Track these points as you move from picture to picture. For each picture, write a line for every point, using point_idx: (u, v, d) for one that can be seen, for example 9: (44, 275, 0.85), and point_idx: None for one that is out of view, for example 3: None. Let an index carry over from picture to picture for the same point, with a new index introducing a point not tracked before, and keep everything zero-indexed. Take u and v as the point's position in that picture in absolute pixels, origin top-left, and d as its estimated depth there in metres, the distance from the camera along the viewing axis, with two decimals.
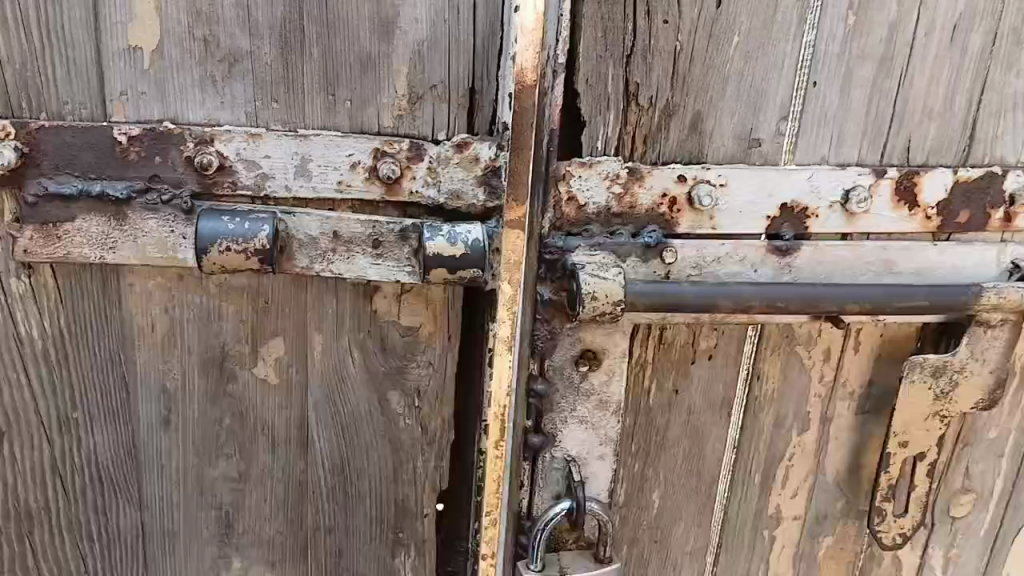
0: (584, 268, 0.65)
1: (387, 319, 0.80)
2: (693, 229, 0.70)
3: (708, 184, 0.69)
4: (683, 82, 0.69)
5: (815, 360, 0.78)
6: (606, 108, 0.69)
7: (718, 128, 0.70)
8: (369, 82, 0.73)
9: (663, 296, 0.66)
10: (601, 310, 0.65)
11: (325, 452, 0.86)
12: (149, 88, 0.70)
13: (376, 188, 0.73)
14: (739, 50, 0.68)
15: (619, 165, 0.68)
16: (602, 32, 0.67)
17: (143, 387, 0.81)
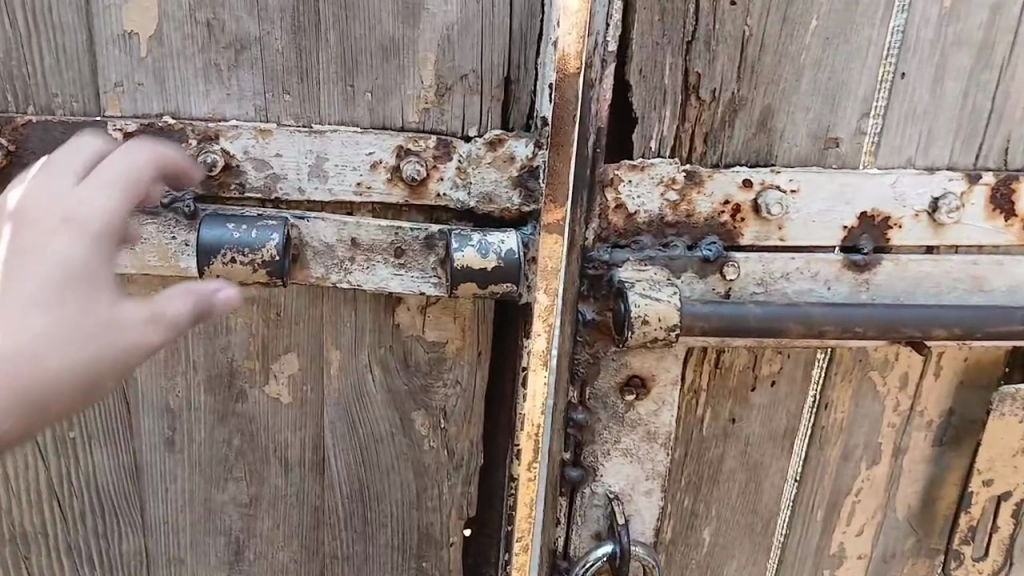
0: (634, 289, 0.60)
1: (411, 334, 0.73)
2: (759, 240, 0.64)
3: (778, 190, 0.63)
4: (749, 73, 0.62)
5: (889, 387, 0.69)
6: (663, 103, 0.63)
7: (789, 125, 0.64)
8: (393, 71, 0.65)
9: (722, 318, 0.60)
10: (652, 335, 0.59)
11: (342, 475, 0.79)
12: (147, 79, 0.63)
13: (399, 190, 0.66)
14: (816, 37, 0.61)
15: (674, 168, 0.63)
16: (659, 14, 0.61)
17: (145, 405, 0.74)
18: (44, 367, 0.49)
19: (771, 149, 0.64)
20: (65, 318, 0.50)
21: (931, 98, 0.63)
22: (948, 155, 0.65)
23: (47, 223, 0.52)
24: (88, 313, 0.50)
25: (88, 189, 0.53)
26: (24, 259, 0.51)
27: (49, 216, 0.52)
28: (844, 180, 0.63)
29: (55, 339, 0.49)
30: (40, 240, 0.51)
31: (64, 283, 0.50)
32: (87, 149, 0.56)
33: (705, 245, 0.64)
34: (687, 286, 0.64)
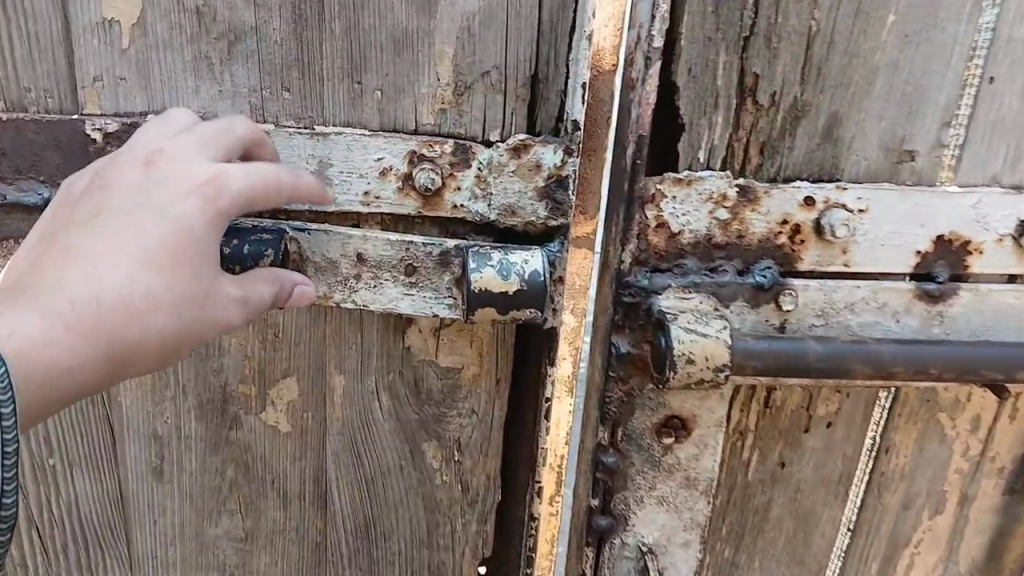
0: (678, 321, 0.55)
1: (422, 359, 0.66)
2: (821, 264, 0.58)
3: (844, 210, 0.57)
4: (815, 75, 0.56)
5: (958, 425, 0.62)
6: (714, 108, 0.56)
7: (859, 135, 0.57)
8: (405, 66, 0.57)
9: (776, 355, 0.54)
10: (698, 375, 0.54)
11: (346, 510, 0.72)
12: (130, 73, 0.56)
13: (410, 201, 0.58)
14: (893, 34, 0.55)
15: (725, 183, 0.57)
16: (713, 5, 0.54)
17: (131, 431, 0.67)
18: (125, 327, 0.48)
19: (836, 161, 0.58)
20: (181, 286, 0.49)
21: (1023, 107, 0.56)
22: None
23: (195, 178, 0.50)
24: (193, 288, 0.49)
25: (233, 167, 0.50)
26: (143, 213, 0.49)
27: (187, 173, 0.50)
28: (913, 200, 0.57)
29: (162, 303, 0.48)
30: (163, 198, 0.49)
31: (177, 248, 0.48)
32: (237, 144, 0.52)
33: (759, 270, 0.58)
34: (736, 317, 0.58)
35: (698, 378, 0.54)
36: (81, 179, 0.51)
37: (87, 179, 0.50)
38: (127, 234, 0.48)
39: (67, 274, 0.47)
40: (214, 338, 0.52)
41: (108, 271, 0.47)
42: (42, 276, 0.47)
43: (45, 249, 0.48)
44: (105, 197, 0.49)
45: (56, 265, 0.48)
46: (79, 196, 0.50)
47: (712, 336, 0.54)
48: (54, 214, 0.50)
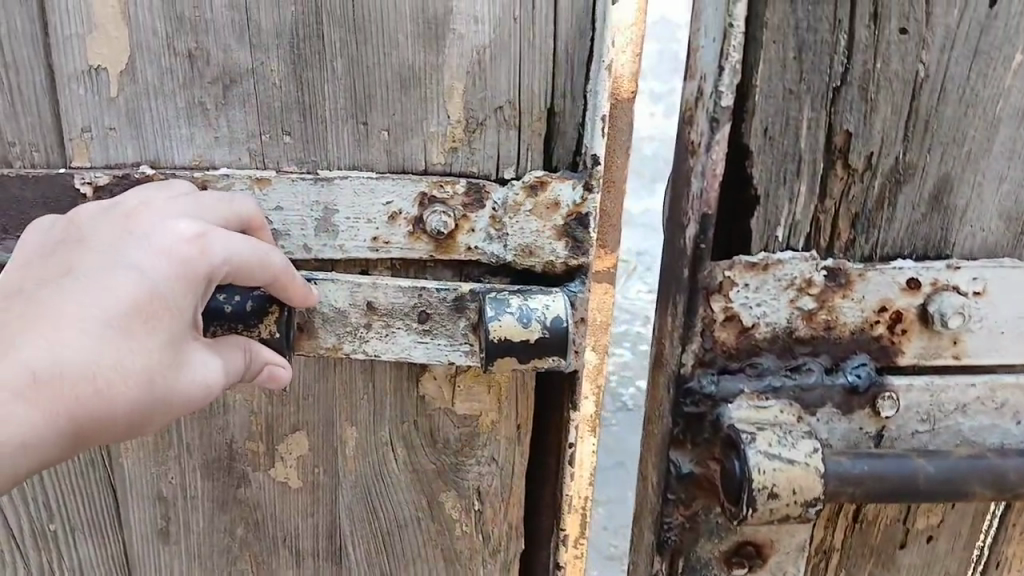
0: (756, 446, 0.56)
1: (438, 407, 0.63)
2: (926, 356, 0.61)
3: (952, 294, 0.59)
4: (924, 130, 0.58)
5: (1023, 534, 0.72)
6: (796, 174, 0.59)
7: (974, 198, 0.61)
8: (412, 104, 0.54)
9: (875, 481, 0.57)
10: (789, 503, 0.56)
11: (362, 565, 0.68)
12: (119, 122, 0.52)
13: (422, 245, 0.55)
14: (1016, 78, 0.58)
15: (807, 267, 0.59)
16: (795, 52, 0.56)
17: (133, 492, 0.64)
18: (89, 393, 0.44)
19: (946, 233, 0.61)
20: (149, 357, 0.45)
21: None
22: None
23: (175, 239, 0.46)
24: (165, 355, 0.46)
25: (219, 232, 0.47)
26: (117, 271, 0.45)
27: (169, 231, 0.46)
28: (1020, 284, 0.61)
29: (132, 376, 0.45)
30: (140, 257, 0.46)
31: (147, 314, 0.45)
32: (234, 215, 0.49)
33: (852, 368, 0.61)
34: (824, 423, 0.61)
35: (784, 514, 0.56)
36: (59, 224, 0.48)
37: (64, 227, 0.47)
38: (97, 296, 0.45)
39: (28, 336, 0.44)
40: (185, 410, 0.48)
41: (72, 335, 0.44)
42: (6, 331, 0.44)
43: (14, 302, 0.45)
44: (79, 251, 0.46)
45: (23, 322, 0.44)
46: (54, 245, 0.47)
47: (803, 468, 0.56)
48: (28, 258, 0.47)
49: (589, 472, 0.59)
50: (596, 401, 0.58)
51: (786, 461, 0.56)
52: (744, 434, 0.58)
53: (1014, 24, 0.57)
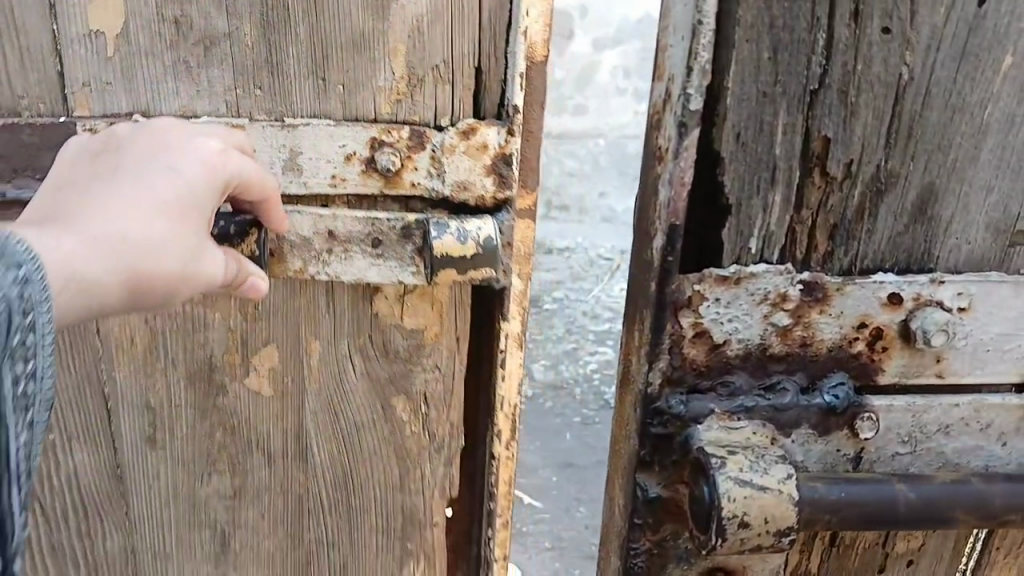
0: (731, 472, 0.72)
1: (390, 323, 0.74)
2: (898, 363, 0.78)
3: (930, 314, 0.75)
4: (902, 137, 0.74)
5: (997, 557, 0.93)
6: (772, 182, 0.75)
7: (955, 200, 0.77)
8: (363, 63, 0.65)
9: (847, 504, 0.73)
10: (765, 533, 0.72)
11: (324, 463, 0.79)
12: (116, 79, 0.63)
13: (373, 182, 0.66)
14: (1003, 82, 0.74)
15: (779, 282, 0.75)
16: (770, 53, 0.71)
17: (125, 403, 0.74)
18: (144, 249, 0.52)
19: (925, 246, 0.78)
20: (190, 230, 0.55)
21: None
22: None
23: (203, 146, 0.57)
24: (198, 233, 0.55)
25: (233, 150, 0.59)
26: (160, 162, 0.55)
27: (198, 141, 0.57)
28: (998, 299, 0.77)
29: (180, 240, 0.54)
30: (177, 155, 0.56)
31: (187, 196, 0.55)
32: (237, 142, 0.61)
33: (830, 387, 0.78)
34: (800, 440, 0.79)
35: (755, 542, 0.72)
36: (94, 139, 0.57)
37: (102, 140, 0.57)
38: (147, 178, 0.54)
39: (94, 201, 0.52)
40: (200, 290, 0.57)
41: (132, 201, 0.53)
42: (72, 202, 0.52)
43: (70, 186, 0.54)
44: (121, 152, 0.56)
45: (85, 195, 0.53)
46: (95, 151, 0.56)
47: (773, 495, 0.71)
48: (74, 161, 0.56)
49: (517, 379, 0.73)
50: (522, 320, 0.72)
51: (759, 489, 0.72)
52: (714, 459, 0.74)
53: (1003, 26, 0.72)
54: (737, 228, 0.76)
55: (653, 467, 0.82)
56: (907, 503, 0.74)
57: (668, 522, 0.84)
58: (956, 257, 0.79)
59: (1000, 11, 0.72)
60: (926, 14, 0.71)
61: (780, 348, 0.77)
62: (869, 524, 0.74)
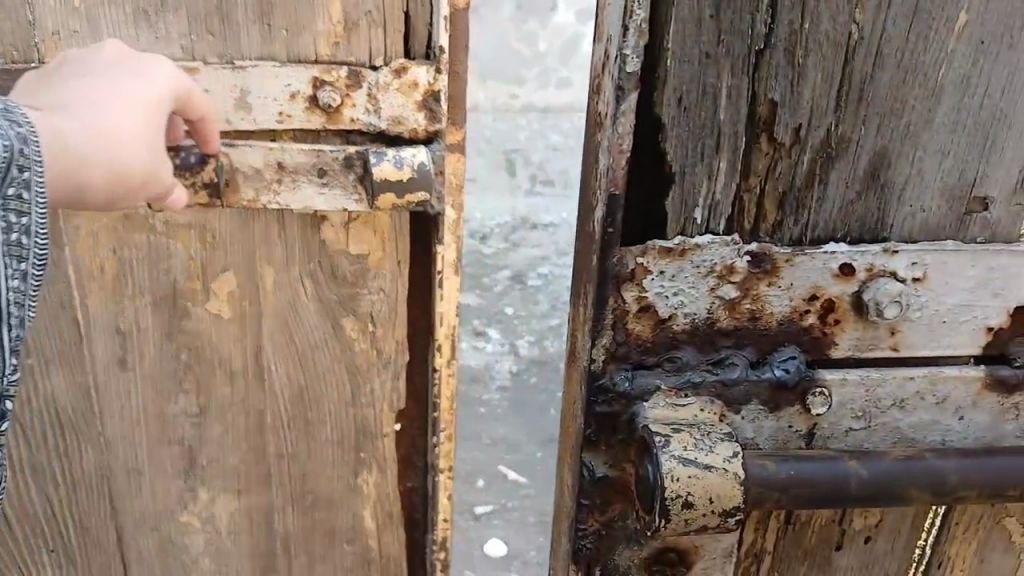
0: (676, 452, 0.81)
1: (337, 249, 0.82)
2: (849, 336, 0.88)
3: (879, 286, 0.85)
4: (850, 102, 0.83)
5: (956, 533, 1.05)
6: (715, 150, 0.84)
7: (901, 165, 0.86)
8: (304, 9, 0.73)
9: (782, 481, 0.82)
10: (707, 510, 0.80)
11: (282, 381, 0.87)
12: (81, 27, 0.71)
13: (316, 118, 0.74)
14: (955, 41, 0.81)
15: (727, 255, 0.84)
16: (711, 15, 0.78)
17: (97, 328, 0.82)
18: (109, 146, 0.62)
19: (878, 213, 0.88)
20: (148, 134, 0.64)
21: (997, 136, 0.86)
22: (1003, 189, 0.88)
23: (159, 64, 0.66)
24: (157, 136, 0.65)
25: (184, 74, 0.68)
26: (121, 75, 0.64)
27: (155, 59, 0.66)
28: (950, 269, 0.86)
29: (137, 140, 0.63)
30: (135, 70, 0.65)
31: (148, 104, 0.64)
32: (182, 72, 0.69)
33: (780, 361, 0.88)
34: (747, 417, 0.90)
35: (701, 523, 0.80)
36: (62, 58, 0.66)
37: (70, 57, 0.66)
38: (110, 86, 0.63)
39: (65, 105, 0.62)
40: (158, 191, 0.66)
41: (97, 105, 0.62)
42: (48, 104, 0.62)
43: (45, 93, 0.63)
44: (85, 65, 0.65)
45: (58, 100, 0.62)
46: (64, 66, 0.66)
47: (718, 476, 0.80)
48: (47, 75, 0.65)
49: (455, 304, 0.81)
50: (457, 247, 0.79)
51: (702, 469, 0.80)
52: (660, 440, 0.82)
53: None
54: (682, 198, 0.85)
55: (601, 447, 0.92)
56: (859, 480, 0.83)
57: (614, 503, 0.95)
58: (908, 223, 0.88)
59: None
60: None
61: (729, 321, 0.87)
62: (819, 498, 0.83)
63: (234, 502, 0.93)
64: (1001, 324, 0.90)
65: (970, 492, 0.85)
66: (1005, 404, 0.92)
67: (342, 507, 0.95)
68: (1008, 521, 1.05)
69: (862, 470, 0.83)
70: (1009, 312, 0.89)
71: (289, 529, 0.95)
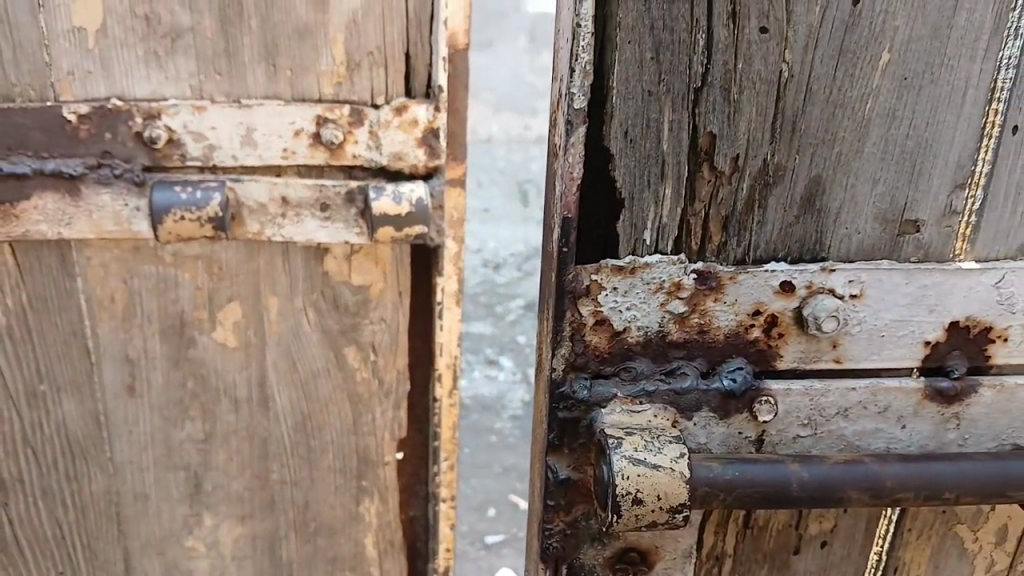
0: (625, 451, 0.81)
1: (339, 280, 0.84)
2: (796, 347, 0.88)
3: (822, 300, 0.86)
4: (781, 135, 0.84)
5: (910, 538, 1.06)
6: (660, 177, 0.84)
7: (834, 194, 0.87)
8: (308, 50, 0.76)
9: (728, 481, 0.82)
10: (651, 508, 0.80)
11: (285, 409, 0.89)
12: (95, 67, 0.74)
13: (319, 154, 0.77)
14: (879, 77, 0.83)
15: (674, 270, 0.85)
16: (647, 52, 0.80)
17: (107, 355, 0.85)
18: None
19: (818, 238, 0.88)
20: None
21: (924, 165, 0.86)
22: (934, 212, 0.88)
23: None
24: None
25: None
26: None
27: None
28: (887, 285, 0.87)
29: None
30: None
31: None
32: None
33: (728, 371, 0.88)
34: (698, 425, 0.89)
35: (649, 520, 0.80)
36: None
37: None
38: None
39: None
40: None
41: None
42: None
43: None
44: None
45: None
46: None
47: (666, 475, 0.80)
48: None
49: (456, 334, 0.84)
50: (457, 278, 0.82)
51: (651, 467, 0.80)
52: (612, 441, 0.83)
53: (876, 29, 0.81)
54: (630, 222, 0.86)
55: (563, 449, 0.90)
56: (801, 482, 0.83)
57: (578, 504, 0.92)
58: (847, 246, 0.88)
59: (875, 8, 0.80)
60: (801, 13, 0.80)
61: (678, 334, 0.87)
62: (764, 500, 0.83)
63: (238, 528, 0.94)
64: (938, 338, 0.89)
65: (908, 496, 0.85)
66: (945, 414, 0.91)
67: (343, 534, 0.96)
68: (960, 527, 1.05)
69: (803, 472, 0.83)
70: (945, 325, 0.88)
71: (292, 555, 0.97)
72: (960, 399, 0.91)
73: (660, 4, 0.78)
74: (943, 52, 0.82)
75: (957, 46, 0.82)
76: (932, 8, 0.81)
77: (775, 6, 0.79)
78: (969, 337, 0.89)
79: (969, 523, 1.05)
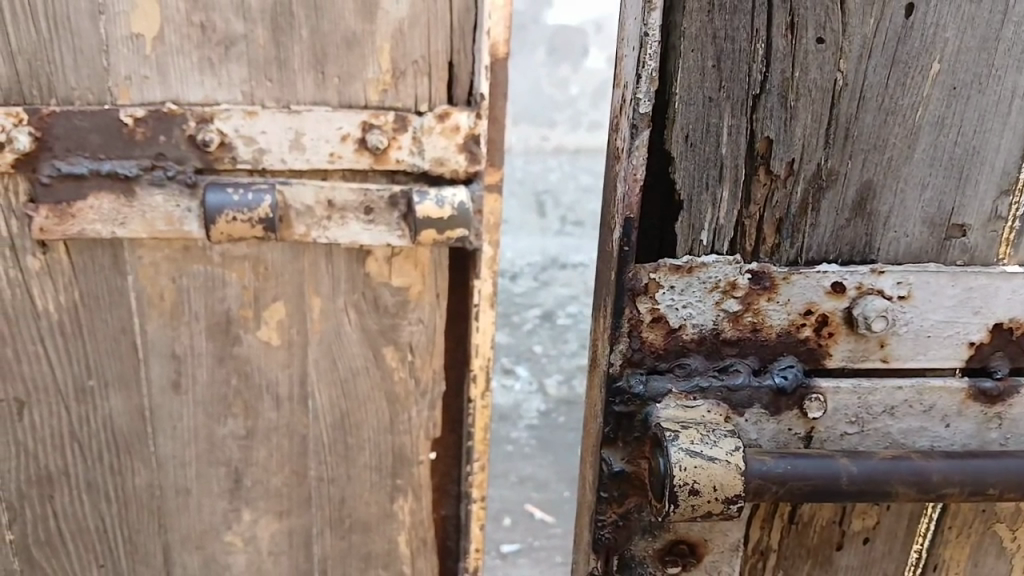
0: (681, 443, 0.84)
1: (380, 282, 0.86)
2: (848, 346, 0.90)
3: (871, 300, 0.88)
4: (835, 140, 0.88)
5: (950, 536, 1.06)
6: (720, 181, 0.88)
7: (885, 196, 0.90)
8: (356, 59, 0.78)
9: (780, 474, 0.84)
10: (706, 499, 0.83)
11: (325, 409, 0.92)
12: (152, 72, 0.77)
13: (364, 158, 0.79)
14: (929, 87, 0.86)
15: (730, 270, 0.88)
16: (710, 60, 0.84)
17: (154, 352, 0.87)
18: None
19: (870, 240, 0.91)
20: None
21: (971, 171, 0.90)
22: (979, 217, 0.91)
23: None
24: None
25: None
26: None
27: None
28: (933, 287, 0.89)
29: None
30: None
31: None
32: None
33: (780, 368, 0.90)
34: (752, 423, 0.91)
35: (706, 510, 0.83)
36: None
37: None
38: None
39: None
40: None
41: None
42: None
43: None
44: None
45: None
46: None
47: (722, 467, 0.83)
48: None
49: (490, 336, 0.86)
50: (492, 282, 0.85)
51: (708, 460, 0.83)
52: (669, 434, 0.85)
53: (927, 40, 0.85)
54: (689, 221, 0.89)
55: (617, 443, 0.93)
56: (849, 476, 0.85)
57: (631, 495, 0.95)
58: (895, 248, 0.92)
59: (926, 21, 0.84)
60: (857, 25, 0.84)
61: (733, 332, 0.90)
62: (815, 494, 0.85)
63: (276, 524, 0.97)
64: (982, 339, 0.91)
65: (953, 491, 0.87)
66: (988, 413, 0.93)
67: (378, 532, 0.98)
68: (1001, 526, 1.06)
69: (852, 466, 0.85)
70: (990, 327, 0.91)
71: (327, 552, 0.99)
72: (1003, 399, 0.93)
73: (722, 16, 0.82)
74: (990, 64, 0.86)
75: (1005, 56, 0.86)
76: (980, 22, 0.85)
77: (832, 19, 0.84)
78: (1011, 339, 0.92)
79: (1010, 521, 1.06)
